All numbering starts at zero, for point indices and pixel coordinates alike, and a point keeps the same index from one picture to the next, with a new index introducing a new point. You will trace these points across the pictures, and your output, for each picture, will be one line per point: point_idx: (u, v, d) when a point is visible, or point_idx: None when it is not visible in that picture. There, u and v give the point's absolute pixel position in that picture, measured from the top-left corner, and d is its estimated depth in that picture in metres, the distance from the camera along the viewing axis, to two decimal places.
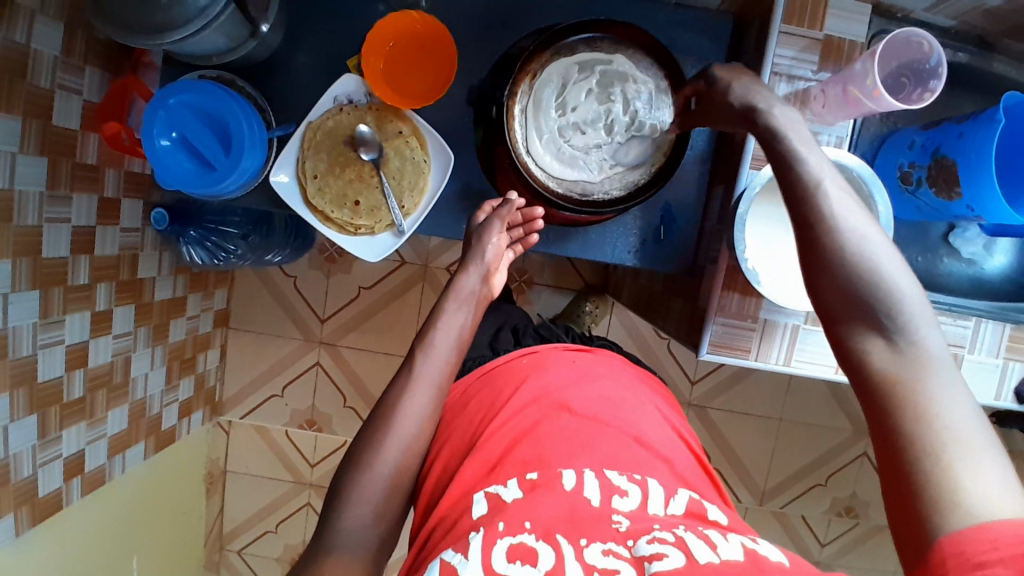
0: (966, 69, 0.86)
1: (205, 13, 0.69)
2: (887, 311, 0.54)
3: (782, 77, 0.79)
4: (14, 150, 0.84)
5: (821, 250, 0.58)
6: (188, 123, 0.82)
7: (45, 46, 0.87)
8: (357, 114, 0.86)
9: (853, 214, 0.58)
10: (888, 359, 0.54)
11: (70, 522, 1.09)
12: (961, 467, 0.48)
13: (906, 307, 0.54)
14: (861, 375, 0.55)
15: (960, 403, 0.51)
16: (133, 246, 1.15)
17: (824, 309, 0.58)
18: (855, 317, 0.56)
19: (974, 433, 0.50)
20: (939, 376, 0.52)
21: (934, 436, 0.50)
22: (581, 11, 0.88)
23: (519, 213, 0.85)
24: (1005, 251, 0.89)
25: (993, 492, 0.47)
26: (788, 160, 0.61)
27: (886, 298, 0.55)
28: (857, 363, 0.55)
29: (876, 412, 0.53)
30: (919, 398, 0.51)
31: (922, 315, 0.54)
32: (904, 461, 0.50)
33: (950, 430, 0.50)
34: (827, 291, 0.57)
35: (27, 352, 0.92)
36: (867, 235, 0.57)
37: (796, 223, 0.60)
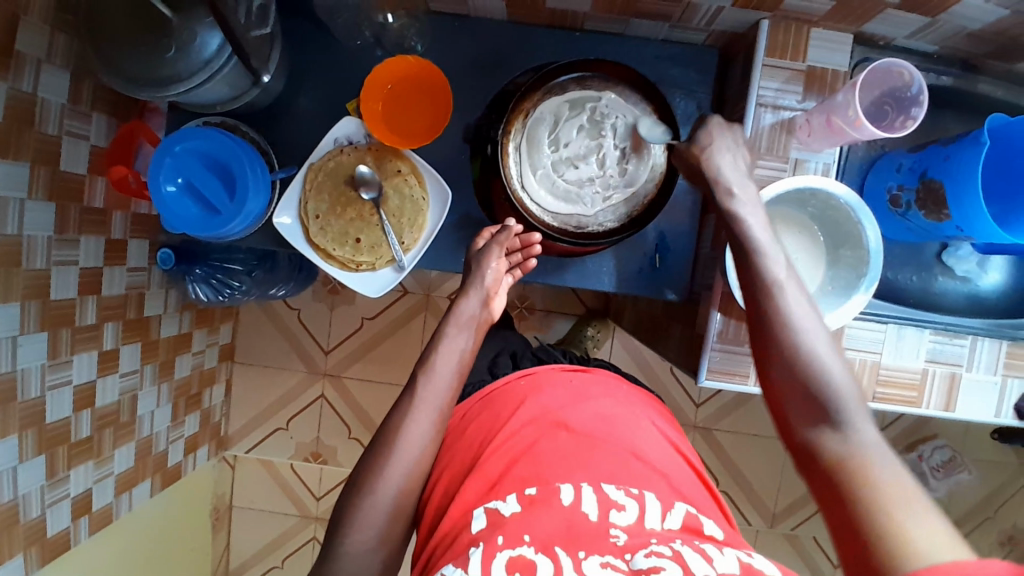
0: (950, 91, 0.87)
1: (209, 66, 0.72)
2: (834, 406, 0.62)
3: (767, 108, 0.81)
4: (23, 196, 0.87)
5: (775, 346, 0.66)
6: (194, 169, 0.84)
7: (51, 95, 0.90)
8: (357, 154, 0.89)
9: (804, 313, 0.67)
10: (839, 447, 0.60)
11: (78, 562, 1.09)
12: (914, 533, 0.52)
13: (849, 402, 0.62)
14: (814, 461, 0.61)
15: (909, 488, 0.56)
16: (139, 285, 1.18)
17: (779, 403, 0.66)
18: (809, 411, 0.63)
19: (923, 509, 0.54)
20: (885, 464, 0.58)
21: (884, 511, 0.54)
22: (570, 48, 0.91)
23: (517, 239, 0.86)
24: (997, 268, 0.91)
25: (951, 556, 0.49)
26: (749, 257, 0.70)
27: (834, 395, 0.63)
28: (812, 454, 0.62)
29: (831, 495, 0.58)
30: (870, 480, 0.57)
31: (862, 412, 0.62)
32: (858, 532, 0.54)
33: (900, 506, 0.54)
34: (781, 387, 0.66)
35: (35, 394, 0.93)
36: (816, 335, 0.66)
37: (755, 320, 0.69)
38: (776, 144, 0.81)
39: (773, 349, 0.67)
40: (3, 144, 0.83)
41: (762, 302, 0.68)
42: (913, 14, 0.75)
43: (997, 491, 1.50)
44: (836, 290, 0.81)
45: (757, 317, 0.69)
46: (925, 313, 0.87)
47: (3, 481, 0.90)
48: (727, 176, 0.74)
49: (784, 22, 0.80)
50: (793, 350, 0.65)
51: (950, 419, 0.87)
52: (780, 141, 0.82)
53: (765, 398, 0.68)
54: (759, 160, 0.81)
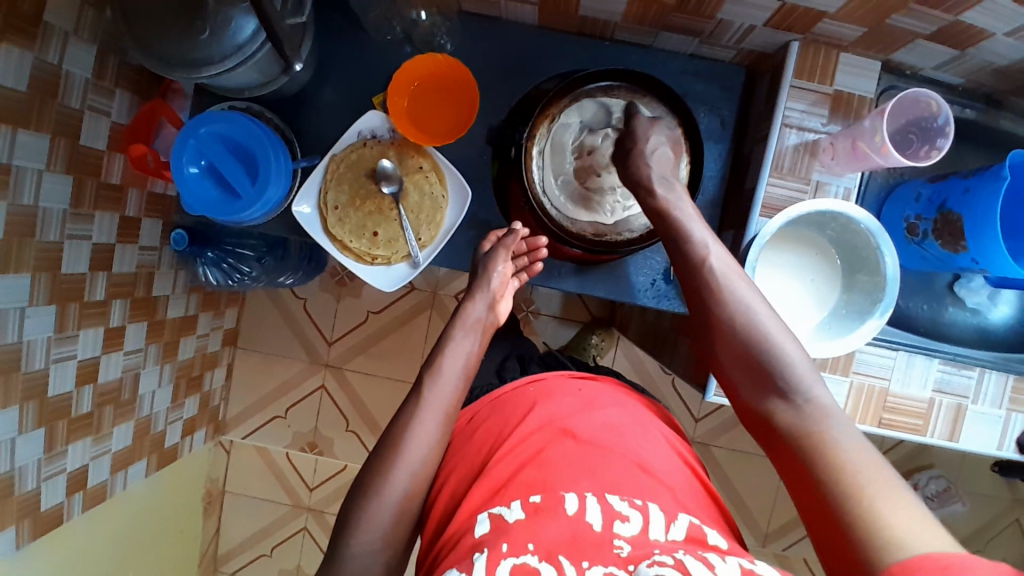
0: (973, 124, 0.88)
1: (242, 52, 0.72)
2: (779, 373, 0.66)
3: (792, 129, 0.82)
4: (42, 168, 0.87)
5: (721, 325, 0.71)
6: (217, 152, 0.84)
7: (76, 69, 0.90)
8: (379, 148, 0.89)
9: (744, 293, 0.71)
10: (792, 414, 0.65)
11: (69, 537, 1.09)
12: (875, 497, 0.55)
13: (795, 368, 0.66)
14: (773, 430, 0.66)
15: (862, 448, 0.60)
16: (150, 264, 1.18)
17: (730, 377, 0.71)
18: (761, 383, 0.68)
19: (877, 465, 0.58)
20: (838, 423, 0.62)
21: (843, 475, 0.58)
22: (598, 57, 0.91)
23: (524, 243, 0.87)
24: (1007, 302, 0.91)
25: (911, 516, 0.54)
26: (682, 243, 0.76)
27: (779, 365, 0.67)
28: (771, 425, 0.66)
29: (795, 462, 0.63)
30: (826, 445, 0.61)
31: (810, 374, 0.66)
32: (825, 500, 0.58)
33: (856, 469, 0.58)
34: (728, 362, 0.71)
35: (39, 366, 0.93)
36: (756, 311, 0.70)
37: (700, 304, 0.73)
38: (799, 165, 0.82)
39: (715, 327, 0.71)
40: (25, 115, 0.83)
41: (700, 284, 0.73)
42: (944, 46, 0.75)
43: (991, 525, 1.50)
44: (850, 314, 0.81)
45: (699, 300, 0.73)
46: (935, 343, 0.87)
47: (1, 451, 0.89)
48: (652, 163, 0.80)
49: (813, 45, 0.81)
50: (732, 327, 0.70)
51: (952, 449, 0.88)
52: (803, 163, 0.82)
53: (720, 373, 0.72)
54: (780, 180, 0.82)
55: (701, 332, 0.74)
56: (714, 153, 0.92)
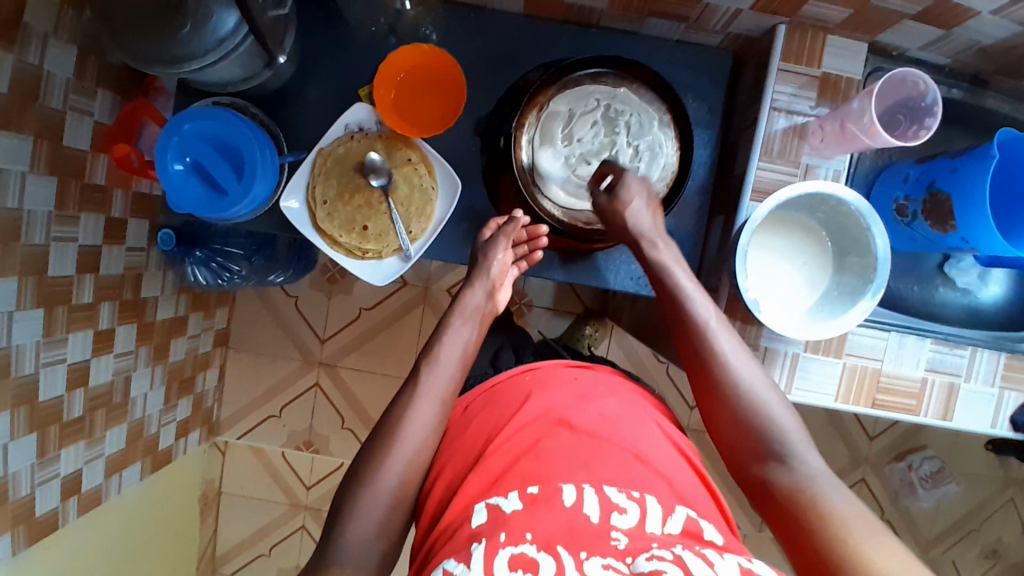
0: (959, 105, 0.88)
1: (224, 45, 0.72)
2: (773, 438, 0.72)
3: (781, 113, 0.82)
4: (25, 170, 0.86)
5: (718, 388, 0.75)
6: (201, 148, 0.83)
7: (57, 69, 0.89)
8: (367, 141, 0.88)
9: (740, 357, 0.75)
10: (786, 476, 0.70)
11: (65, 542, 1.08)
12: (864, 542, 0.61)
13: (786, 433, 0.72)
14: (766, 490, 0.71)
15: (852, 506, 0.65)
16: (137, 265, 1.16)
17: (727, 439, 0.75)
18: (755, 446, 0.72)
19: (863, 518, 0.64)
20: (828, 485, 0.67)
21: (837, 532, 0.63)
22: (585, 45, 0.91)
23: (523, 231, 0.86)
24: (998, 281, 0.92)
25: (895, 562, 0.60)
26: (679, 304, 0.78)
27: (772, 430, 0.72)
28: (764, 486, 0.71)
29: (788, 523, 0.67)
30: (818, 504, 0.66)
31: (800, 439, 0.71)
32: (815, 550, 0.63)
33: (847, 524, 0.63)
34: (725, 423, 0.75)
35: (28, 370, 0.92)
36: (751, 375, 0.75)
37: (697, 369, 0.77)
38: (788, 149, 0.82)
39: (713, 389, 0.75)
40: (6, 116, 0.81)
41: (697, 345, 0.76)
42: (929, 27, 0.75)
43: (985, 503, 1.52)
44: (842, 296, 0.81)
45: (697, 359, 0.77)
46: (926, 323, 0.88)
47: None
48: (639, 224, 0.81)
49: (800, 29, 0.81)
50: (731, 388, 0.74)
51: (946, 428, 0.88)
52: (792, 146, 0.82)
53: (715, 433, 0.77)
54: (769, 164, 0.82)
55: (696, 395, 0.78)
56: (704, 140, 0.91)
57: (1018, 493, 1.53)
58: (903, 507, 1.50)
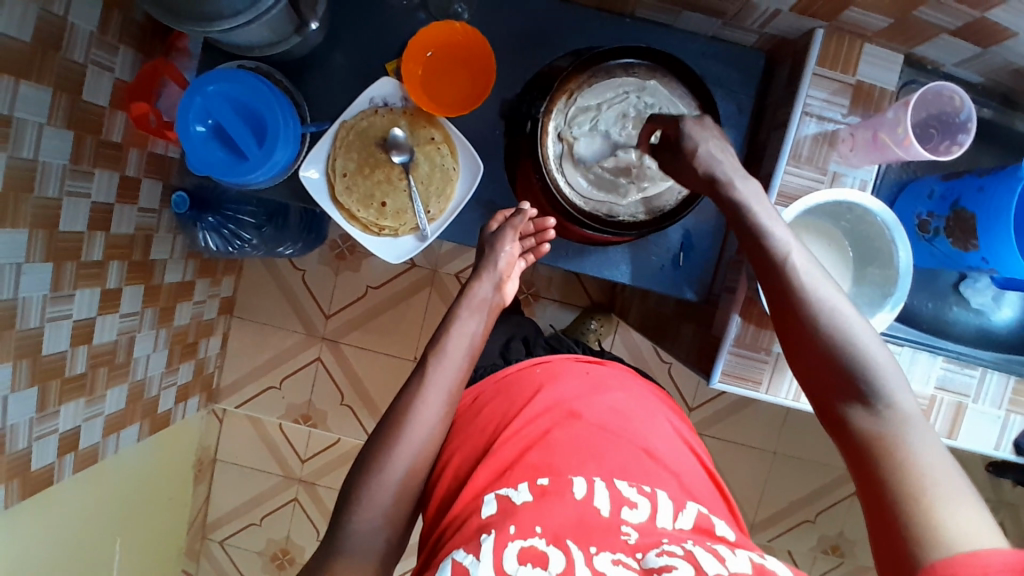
0: (989, 124, 0.87)
1: (256, 7, 0.70)
2: (863, 378, 0.61)
3: (812, 117, 0.81)
4: (43, 122, 0.85)
5: (795, 313, 0.66)
6: (224, 112, 0.82)
7: (80, 22, 0.88)
8: (391, 117, 0.87)
9: (821, 282, 0.66)
10: (868, 416, 0.60)
11: (59, 498, 1.08)
12: (938, 508, 0.53)
13: (876, 369, 0.61)
14: (843, 429, 0.62)
15: (938, 455, 0.57)
16: (148, 227, 1.16)
17: (808, 375, 0.65)
18: (837, 385, 0.63)
19: (947, 476, 0.55)
20: (919, 436, 0.58)
21: (915, 480, 0.55)
22: (617, 36, 0.90)
23: (531, 223, 0.87)
24: (1011, 305, 0.89)
25: (973, 522, 0.52)
26: (759, 239, 0.70)
27: (859, 364, 0.62)
28: (841, 423, 0.62)
29: (863, 461, 0.59)
30: (899, 448, 0.58)
31: (893, 376, 0.61)
32: (887, 506, 0.56)
33: (926, 473, 0.56)
34: (806, 362, 0.65)
35: (34, 324, 0.92)
36: (836, 302, 0.65)
37: (774, 291, 0.68)
38: (816, 154, 0.81)
39: (797, 327, 0.66)
40: (28, 66, 0.80)
41: (780, 283, 0.67)
42: (968, 42, 0.74)
43: None
44: (860, 307, 0.81)
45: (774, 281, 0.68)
46: (938, 341, 0.88)
47: None
48: (721, 162, 0.73)
49: (837, 33, 0.79)
50: (812, 314, 0.65)
51: (950, 447, 0.88)
52: (821, 152, 0.81)
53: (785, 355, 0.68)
54: (796, 169, 0.81)
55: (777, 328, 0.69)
56: (730, 139, 0.91)
57: (1008, 517, 1.53)
58: None
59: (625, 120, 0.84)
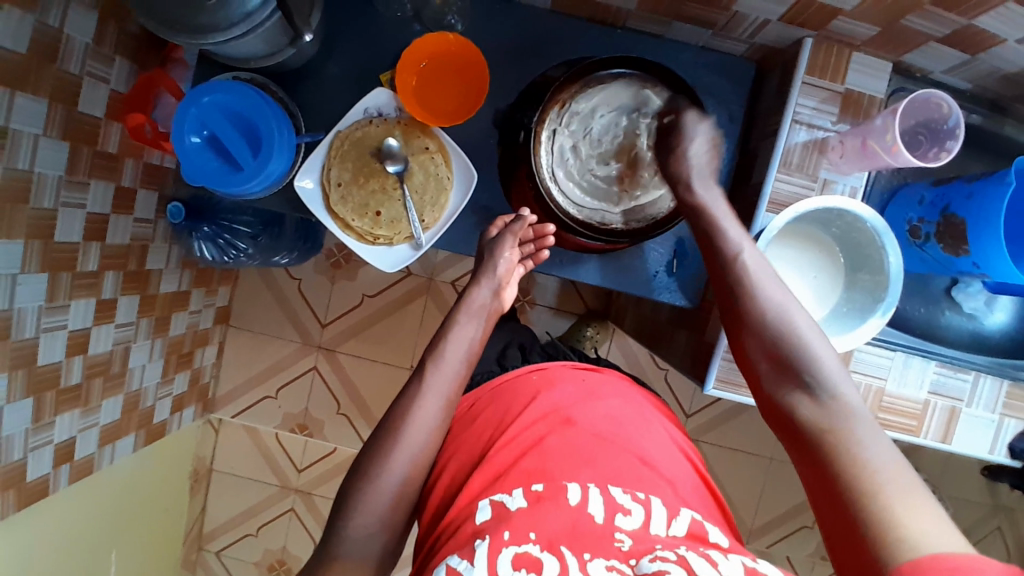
0: (979, 131, 0.88)
1: (251, 18, 0.71)
2: (807, 371, 0.66)
3: (802, 125, 0.81)
4: (38, 133, 0.85)
5: (746, 317, 0.71)
6: (219, 122, 0.83)
7: (77, 34, 0.89)
8: (386, 127, 0.88)
9: (770, 286, 0.71)
10: (814, 409, 0.65)
11: (54, 509, 1.07)
12: (888, 492, 0.56)
13: (822, 366, 0.66)
14: (794, 423, 0.66)
15: (881, 444, 0.61)
16: (143, 237, 1.16)
17: (756, 372, 0.70)
18: (787, 383, 0.67)
19: (887, 459, 0.59)
20: (861, 425, 0.62)
21: (859, 468, 0.59)
22: (610, 46, 0.90)
23: (530, 229, 0.88)
24: (1004, 309, 0.90)
25: (921, 508, 0.54)
26: (715, 243, 0.75)
27: (805, 362, 0.67)
28: (791, 417, 0.66)
29: (812, 452, 0.63)
30: (844, 438, 0.61)
31: (837, 372, 0.66)
32: (837, 487, 0.59)
33: (870, 462, 0.59)
34: (754, 358, 0.70)
35: (29, 334, 0.92)
36: (785, 306, 0.70)
37: (729, 297, 0.73)
38: (806, 161, 0.82)
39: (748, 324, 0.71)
40: (24, 77, 0.81)
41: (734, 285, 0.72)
42: (955, 50, 0.75)
43: (973, 529, 1.52)
44: (852, 312, 0.81)
45: (728, 287, 0.73)
46: (931, 345, 0.88)
47: None
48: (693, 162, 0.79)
49: (826, 43, 0.80)
50: (761, 318, 0.70)
51: (944, 450, 0.88)
52: (811, 159, 0.82)
53: (738, 358, 0.73)
54: (787, 176, 0.81)
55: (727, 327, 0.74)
56: (722, 147, 0.91)
57: (1006, 521, 1.53)
58: None
59: (619, 128, 0.85)
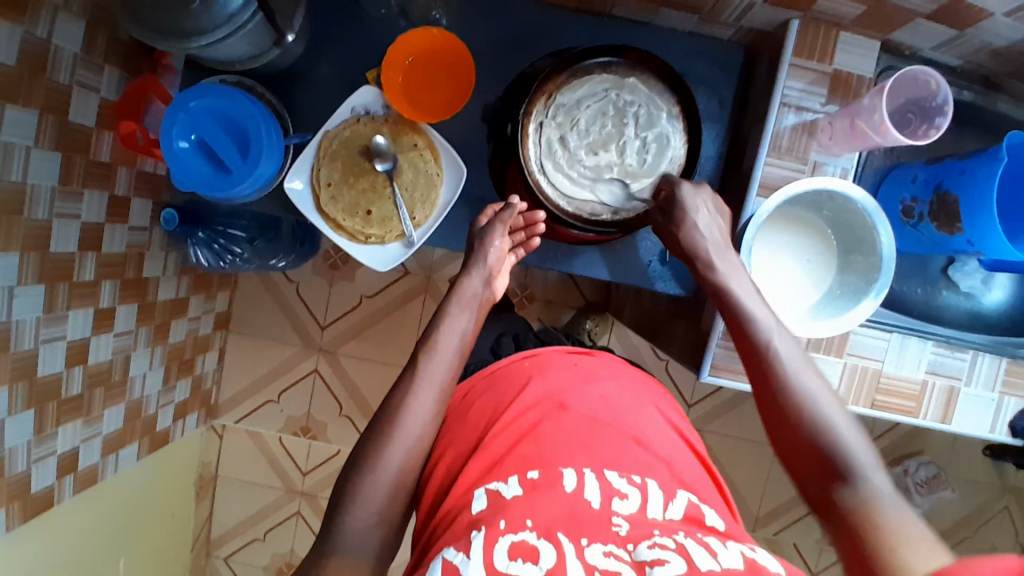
0: (971, 108, 0.87)
1: (234, 21, 0.71)
2: (841, 458, 0.67)
3: (791, 108, 0.81)
4: (31, 145, 0.86)
5: (778, 398, 0.72)
6: (207, 127, 0.83)
7: (65, 44, 0.89)
8: (374, 125, 0.88)
9: (804, 372, 0.73)
10: (850, 495, 0.65)
11: (60, 519, 1.08)
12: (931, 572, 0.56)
13: (856, 454, 0.67)
14: (829, 510, 0.66)
15: (917, 529, 0.61)
16: (139, 245, 1.16)
17: (790, 457, 0.71)
18: (822, 470, 0.68)
19: (928, 545, 0.59)
20: (898, 513, 0.63)
21: (898, 551, 0.59)
22: (596, 35, 0.90)
23: (521, 217, 0.87)
24: (1002, 287, 0.90)
25: None
26: (743, 319, 0.76)
27: (840, 450, 0.68)
28: (827, 504, 0.67)
29: (851, 539, 0.63)
30: (882, 523, 0.62)
31: (870, 461, 0.67)
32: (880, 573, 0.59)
33: (911, 547, 0.59)
34: (788, 443, 0.71)
35: (28, 346, 0.92)
36: (816, 393, 0.72)
37: (760, 380, 0.74)
38: (796, 145, 0.81)
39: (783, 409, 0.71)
40: (14, 89, 0.81)
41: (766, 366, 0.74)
42: (943, 26, 0.75)
43: (980, 511, 1.52)
44: (845, 295, 0.81)
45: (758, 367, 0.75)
46: (929, 326, 0.87)
47: None
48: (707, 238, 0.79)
49: (813, 24, 0.80)
50: (795, 402, 0.71)
51: (944, 432, 0.88)
52: (801, 142, 0.81)
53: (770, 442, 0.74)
54: (777, 160, 0.81)
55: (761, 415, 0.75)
56: (713, 134, 0.91)
57: (1014, 501, 1.52)
58: None
59: (603, 117, 0.83)
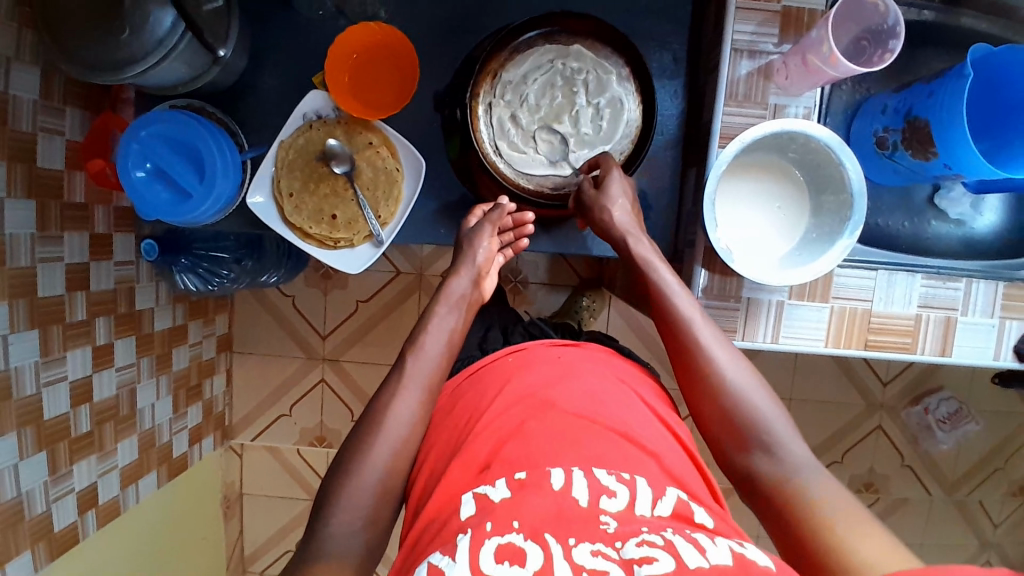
0: (933, 27, 0.84)
1: (163, 45, 0.71)
2: (759, 428, 0.67)
3: (743, 54, 0.78)
4: (2, 195, 0.87)
5: (696, 370, 0.72)
6: (161, 153, 0.83)
7: (22, 92, 0.88)
8: (326, 128, 0.87)
9: (716, 340, 0.72)
10: (769, 463, 0.66)
11: (89, 554, 1.11)
12: (847, 534, 0.56)
13: (771, 423, 0.67)
14: (752, 483, 0.66)
15: (833, 490, 0.62)
16: (129, 279, 1.17)
17: (711, 431, 0.71)
18: (742, 442, 0.68)
19: (844, 502, 0.60)
20: (814, 478, 0.63)
21: (814, 512, 0.60)
22: (538, 7, 0.88)
23: (510, 218, 0.86)
24: (993, 209, 0.87)
25: (879, 548, 0.55)
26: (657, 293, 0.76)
27: (756, 421, 0.68)
28: (749, 476, 0.67)
29: (773, 510, 0.63)
30: (801, 489, 0.62)
31: (787, 431, 0.67)
32: (801, 539, 0.59)
33: (826, 505, 0.60)
34: (709, 415, 0.71)
35: (30, 391, 0.94)
36: (729, 362, 0.71)
37: (676, 351, 0.74)
38: (753, 91, 0.79)
39: (698, 380, 0.71)
40: None
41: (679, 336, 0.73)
42: None
43: (1007, 441, 1.48)
44: (821, 237, 0.78)
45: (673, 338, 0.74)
46: (916, 259, 0.84)
47: (5, 478, 0.91)
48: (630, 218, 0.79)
49: None
50: (709, 370, 0.71)
51: (946, 364, 0.85)
52: (758, 88, 0.79)
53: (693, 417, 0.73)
54: (737, 109, 0.79)
55: (680, 389, 0.75)
56: (670, 91, 0.89)
57: None
58: (922, 451, 1.47)
59: (553, 89, 0.82)
